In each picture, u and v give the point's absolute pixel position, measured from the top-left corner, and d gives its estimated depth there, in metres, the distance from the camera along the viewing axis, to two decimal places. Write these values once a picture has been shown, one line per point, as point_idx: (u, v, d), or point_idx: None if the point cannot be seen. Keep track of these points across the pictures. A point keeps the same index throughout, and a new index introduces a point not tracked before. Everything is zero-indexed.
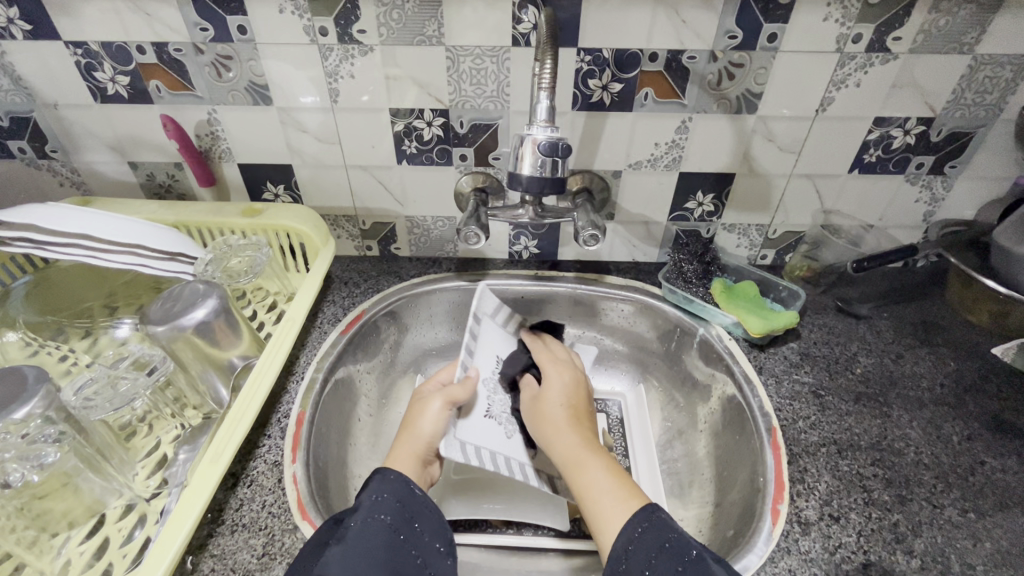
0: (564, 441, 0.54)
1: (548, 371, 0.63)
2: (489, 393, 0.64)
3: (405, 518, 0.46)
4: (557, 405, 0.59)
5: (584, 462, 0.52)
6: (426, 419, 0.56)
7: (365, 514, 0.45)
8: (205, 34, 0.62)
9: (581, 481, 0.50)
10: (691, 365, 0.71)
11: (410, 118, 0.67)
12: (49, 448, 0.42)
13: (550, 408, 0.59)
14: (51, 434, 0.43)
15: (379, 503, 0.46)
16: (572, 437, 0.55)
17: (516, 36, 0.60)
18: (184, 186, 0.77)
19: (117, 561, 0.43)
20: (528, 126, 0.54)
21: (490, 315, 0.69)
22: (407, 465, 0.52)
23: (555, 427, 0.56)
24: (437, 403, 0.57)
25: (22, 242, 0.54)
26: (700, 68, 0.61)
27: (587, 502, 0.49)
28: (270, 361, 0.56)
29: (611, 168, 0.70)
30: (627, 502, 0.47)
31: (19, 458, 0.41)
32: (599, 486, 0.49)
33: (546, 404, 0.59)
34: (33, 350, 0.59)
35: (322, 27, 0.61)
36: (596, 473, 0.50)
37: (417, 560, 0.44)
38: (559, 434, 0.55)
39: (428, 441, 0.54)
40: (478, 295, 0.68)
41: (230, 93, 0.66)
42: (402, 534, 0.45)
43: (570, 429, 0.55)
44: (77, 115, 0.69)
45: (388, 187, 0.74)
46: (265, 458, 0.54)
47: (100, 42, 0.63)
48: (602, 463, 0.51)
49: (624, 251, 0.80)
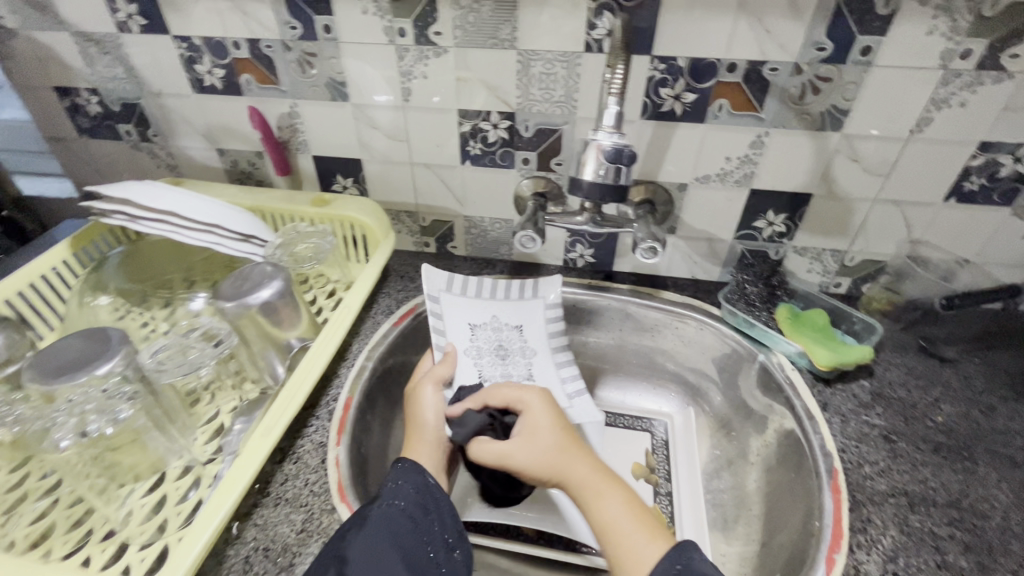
0: (576, 470, 0.48)
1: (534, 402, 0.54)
2: (474, 357, 0.67)
3: (420, 511, 0.46)
4: (557, 430, 0.52)
5: (598, 497, 0.47)
6: (426, 404, 0.56)
7: (387, 501, 0.45)
8: (294, 32, 0.66)
9: (602, 517, 0.46)
10: (748, 393, 0.68)
11: (476, 119, 0.68)
12: (123, 405, 0.46)
13: (545, 436, 0.51)
14: (126, 392, 0.47)
15: (398, 492, 0.46)
16: (581, 463, 0.49)
17: (589, 42, 0.60)
18: (262, 174, 0.82)
19: (172, 518, 0.45)
20: (594, 130, 0.53)
21: (448, 289, 0.70)
22: (423, 454, 0.53)
23: (560, 453, 0.49)
24: (428, 389, 0.57)
25: (119, 215, 0.59)
26: (782, 81, 0.58)
27: (610, 542, 0.44)
28: (325, 346, 0.58)
29: (677, 181, 0.68)
30: (654, 540, 0.43)
31: (97, 412, 0.45)
32: (624, 524, 0.44)
33: (540, 434, 0.51)
34: (121, 315, 0.64)
35: (401, 28, 0.63)
36: (615, 511, 0.45)
37: (427, 551, 0.44)
38: (570, 459, 0.49)
39: (435, 427, 0.54)
40: (427, 278, 0.69)
41: (311, 88, 0.70)
42: (422, 527, 0.45)
43: (576, 453, 0.50)
44: (177, 103, 0.76)
45: (449, 185, 0.76)
46: (312, 438, 0.56)
47: (202, 37, 0.68)
48: (619, 491, 0.47)
49: (684, 267, 0.77)
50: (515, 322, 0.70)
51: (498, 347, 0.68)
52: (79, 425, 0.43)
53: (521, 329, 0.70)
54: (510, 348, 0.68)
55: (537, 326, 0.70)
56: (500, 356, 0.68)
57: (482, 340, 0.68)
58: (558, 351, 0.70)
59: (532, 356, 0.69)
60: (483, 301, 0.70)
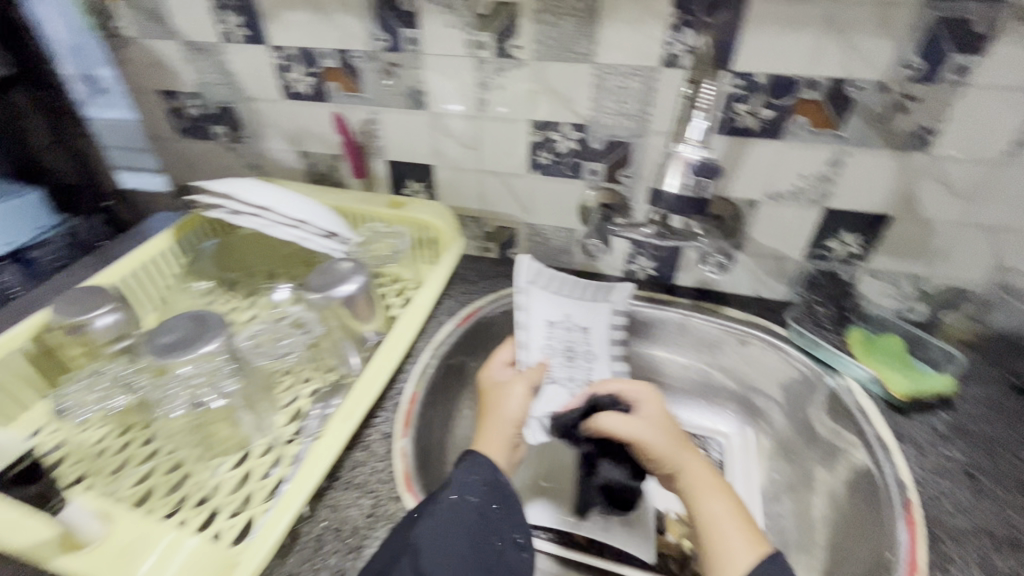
0: (689, 466, 0.52)
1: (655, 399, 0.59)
2: (546, 353, 0.69)
3: (486, 507, 0.47)
4: (674, 429, 0.56)
5: (705, 494, 0.49)
6: (513, 400, 0.58)
7: (456, 495, 0.47)
8: (381, 45, 0.70)
9: (706, 512, 0.48)
10: (814, 416, 0.66)
11: (548, 130, 0.70)
12: (228, 380, 0.50)
13: (663, 430, 0.55)
14: (228, 370, 0.51)
15: (468, 487, 0.48)
16: (695, 462, 0.52)
17: (667, 57, 0.60)
18: (339, 176, 0.87)
19: (256, 492, 0.48)
20: (677, 142, 0.54)
21: (533, 282, 0.72)
22: (500, 450, 0.53)
23: (675, 448, 0.53)
24: (519, 388, 0.59)
25: (221, 208, 0.65)
26: (867, 99, 0.57)
27: (710, 536, 0.46)
28: (397, 342, 0.61)
29: (747, 197, 0.68)
30: (755, 540, 0.45)
31: (208, 385, 0.50)
32: (726, 523, 0.46)
33: (658, 427, 0.55)
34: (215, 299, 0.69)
35: (482, 41, 0.65)
36: (719, 508, 0.48)
37: (497, 547, 0.45)
38: (685, 455, 0.52)
39: (516, 426, 0.56)
40: (518, 269, 0.71)
41: (393, 96, 0.74)
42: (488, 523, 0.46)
43: (692, 453, 0.53)
44: (268, 108, 0.82)
45: (516, 193, 0.78)
46: (379, 429, 0.58)
47: (296, 48, 0.73)
48: (728, 494, 0.50)
49: (748, 284, 0.76)
50: (583, 325, 0.71)
51: (565, 349, 0.69)
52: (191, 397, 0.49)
53: (587, 333, 0.71)
54: (576, 351, 0.70)
55: (601, 333, 0.71)
56: (567, 358, 0.69)
57: (554, 341, 0.69)
58: (617, 360, 0.70)
59: (594, 362, 0.70)
60: (560, 300, 0.71)
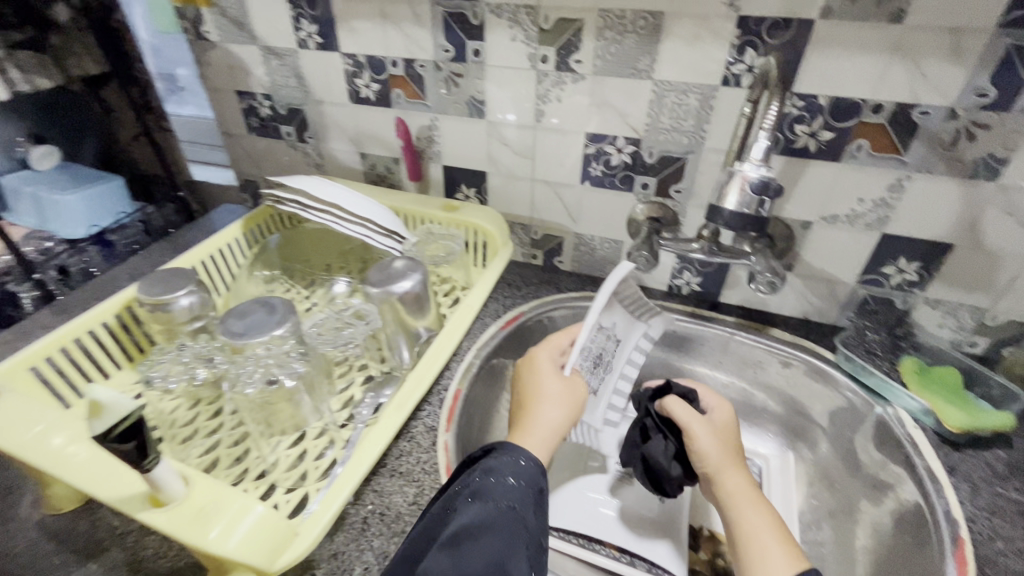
0: (734, 476, 0.54)
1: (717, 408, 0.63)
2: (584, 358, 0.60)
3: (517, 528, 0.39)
4: (727, 442, 0.59)
5: (746, 505, 0.51)
6: (569, 405, 0.55)
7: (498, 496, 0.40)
8: (447, 55, 0.73)
9: (747, 519, 0.50)
10: (859, 445, 0.65)
11: (602, 143, 0.72)
12: (298, 362, 0.53)
13: (717, 437, 0.58)
14: (296, 353, 0.55)
15: (508, 490, 0.41)
16: (741, 475, 0.54)
17: (728, 76, 0.61)
18: (395, 178, 0.91)
19: (311, 470, 0.51)
20: (739, 162, 0.55)
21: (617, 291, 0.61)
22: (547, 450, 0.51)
23: (725, 457, 0.56)
24: (583, 391, 0.57)
25: (292, 203, 0.68)
26: (933, 125, 0.56)
27: (747, 543, 0.48)
28: (447, 339, 0.63)
29: (800, 218, 0.67)
30: (790, 551, 0.46)
31: (279, 365, 0.52)
32: (766, 534, 0.48)
33: (714, 431, 0.59)
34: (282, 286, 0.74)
35: (544, 55, 0.68)
36: (760, 520, 0.49)
37: None
38: (731, 466, 0.55)
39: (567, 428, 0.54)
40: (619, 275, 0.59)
41: (453, 104, 0.77)
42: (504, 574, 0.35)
43: (739, 467, 0.55)
44: (334, 111, 0.86)
45: (566, 203, 0.80)
46: (424, 421, 0.60)
47: (366, 55, 0.78)
48: (769, 508, 0.51)
49: (796, 306, 0.75)
50: (618, 334, 0.66)
51: (599, 355, 0.63)
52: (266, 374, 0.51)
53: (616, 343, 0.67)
54: (603, 359, 0.64)
55: (624, 347, 0.68)
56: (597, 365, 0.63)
57: (597, 344, 0.62)
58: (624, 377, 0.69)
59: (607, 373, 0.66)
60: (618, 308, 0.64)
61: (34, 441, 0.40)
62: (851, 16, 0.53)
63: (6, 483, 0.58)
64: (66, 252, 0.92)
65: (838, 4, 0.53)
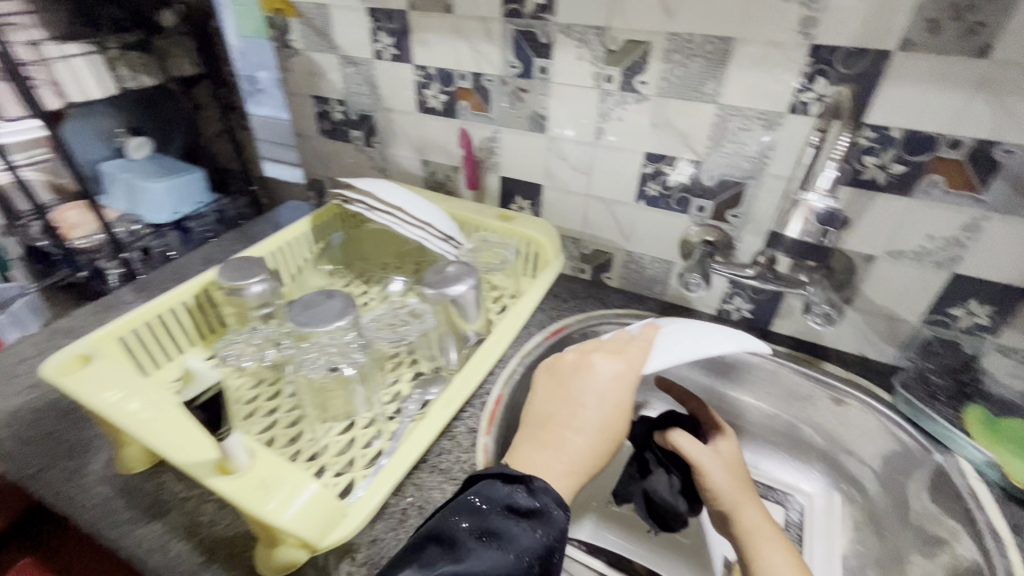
0: (750, 512, 0.54)
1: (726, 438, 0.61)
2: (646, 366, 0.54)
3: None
4: (740, 476, 0.58)
5: (763, 544, 0.52)
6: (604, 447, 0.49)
7: (520, 550, 0.38)
8: (514, 71, 0.76)
9: (764, 560, 0.50)
10: (914, 494, 0.62)
11: (660, 163, 0.72)
12: (358, 353, 0.56)
13: (729, 471, 0.57)
14: (356, 344, 0.58)
15: (532, 545, 0.39)
16: (756, 511, 0.54)
17: (795, 103, 0.61)
18: (454, 185, 0.94)
19: (359, 457, 0.54)
20: (804, 189, 0.54)
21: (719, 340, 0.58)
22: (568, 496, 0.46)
23: (740, 493, 0.55)
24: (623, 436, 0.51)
25: (359, 203, 0.71)
26: (1017, 165, 0.53)
27: None
28: (497, 344, 0.65)
29: (863, 251, 0.66)
30: None
31: (341, 354, 0.55)
32: None
33: (725, 466, 0.58)
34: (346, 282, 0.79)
35: (609, 74, 0.69)
36: (779, 560, 0.50)
37: None
38: (746, 501, 0.55)
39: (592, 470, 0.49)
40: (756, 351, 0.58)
41: (516, 118, 0.80)
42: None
43: (754, 502, 0.55)
44: (402, 119, 0.91)
45: (619, 220, 0.80)
46: (467, 423, 0.62)
47: (437, 68, 0.81)
48: (786, 549, 0.51)
49: (853, 341, 0.73)
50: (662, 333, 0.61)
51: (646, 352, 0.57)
52: (330, 362, 0.54)
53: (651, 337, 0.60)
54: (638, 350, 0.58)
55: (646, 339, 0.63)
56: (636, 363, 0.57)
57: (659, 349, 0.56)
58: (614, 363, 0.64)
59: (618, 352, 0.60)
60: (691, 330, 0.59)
61: (113, 407, 0.47)
62: (931, 49, 0.52)
63: (87, 439, 0.63)
64: (150, 235, 1.00)
65: (919, 36, 0.52)
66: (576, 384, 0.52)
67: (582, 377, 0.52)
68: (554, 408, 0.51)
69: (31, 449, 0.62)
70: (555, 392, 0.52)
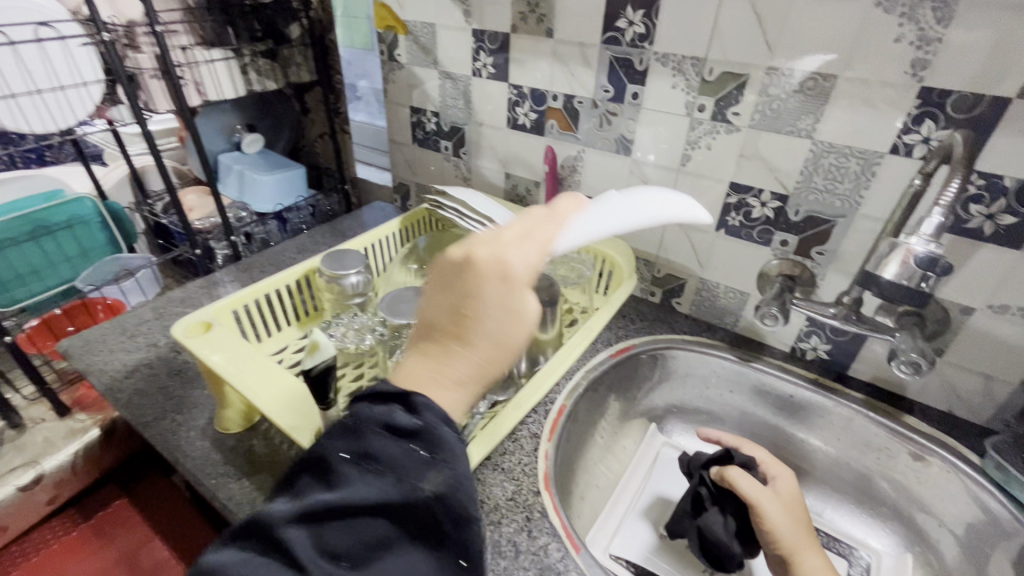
0: (811, 556, 0.54)
1: (785, 482, 0.62)
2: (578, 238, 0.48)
3: (421, 518, 0.33)
4: (802, 520, 0.58)
5: None
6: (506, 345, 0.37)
7: (403, 472, 0.34)
8: (606, 95, 0.79)
9: None
10: (999, 568, 0.58)
11: (745, 194, 0.72)
12: None
13: (790, 515, 0.58)
14: None
15: (419, 465, 0.34)
16: (817, 556, 0.55)
17: (897, 144, 0.59)
18: (532, 199, 0.98)
19: None
20: (905, 234, 0.53)
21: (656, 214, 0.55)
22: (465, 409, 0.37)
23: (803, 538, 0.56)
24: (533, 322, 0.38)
25: (450, 208, 0.77)
26: None
27: None
28: (566, 356, 0.67)
29: (960, 303, 0.62)
30: None
31: None
32: None
33: (786, 509, 0.58)
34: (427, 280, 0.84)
35: (702, 104, 0.70)
36: None
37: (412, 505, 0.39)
38: (808, 546, 0.55)
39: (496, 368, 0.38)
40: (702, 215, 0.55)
41: (603, 139, 0.82)
42: (388, 556, 0.32)
43: (815, 548, 0.56)
44: (490, 133, 0.96)
45: (696, 247, 0.81)
46: (530, 428, 0.65)
47: (531, 88, 0.86)
48: None
49: (940, 396, 0.69)
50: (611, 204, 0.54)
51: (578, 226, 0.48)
52: None
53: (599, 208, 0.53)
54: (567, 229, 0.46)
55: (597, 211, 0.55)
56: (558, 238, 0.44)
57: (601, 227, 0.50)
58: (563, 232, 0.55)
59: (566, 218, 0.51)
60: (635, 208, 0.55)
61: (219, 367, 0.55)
62: None
63: (194, 398, 0.71)
64: (254, 222, 1.11)
65: None
66: (462, 283, 0.37)
67: (470, 272, 0.37)
68: (437, 315, 0.38)
69: (148, 400, 0.71)
70: (439, 296, 0.38)
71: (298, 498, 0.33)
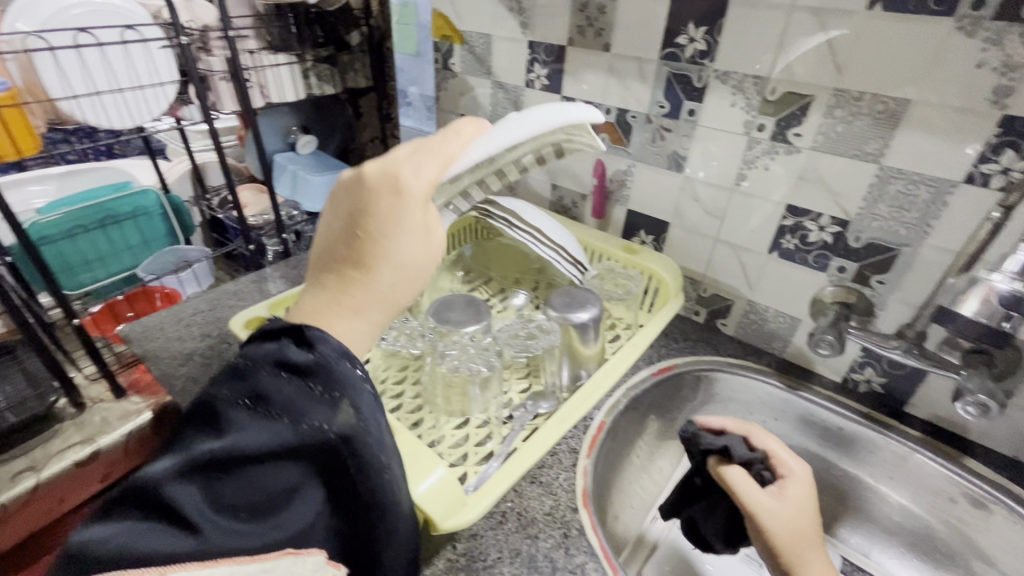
0: (811, 560, 0.52)
1: (794, 479, 0.56)
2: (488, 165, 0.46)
3: (318, 455, 0.34)
4: (808, 522, 0.54)
5: None
6: (402, 272, 0.39)
7: (299, 413, 0.34)
8: (661, 111, 0.78)
9: None
10: None
11: (803, 218, 0.70)
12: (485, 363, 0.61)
13: (797, 519, 0.53)
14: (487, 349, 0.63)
15: (313, 405, 0.34)
16: (818, 556, 0.53)
17: (973, 173, 0.57)
18: (578, 212, 0.98)
19: (472, 453, 0.58)
20: (987, 269, 0.51)
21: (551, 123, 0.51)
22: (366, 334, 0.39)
23: (807, 543, 0.53)
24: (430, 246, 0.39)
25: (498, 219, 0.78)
26: None
27: None
28: (610, 372, 0.66)
29: None
30: None
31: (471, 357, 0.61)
32: None
33: (789, 515, 0.53)
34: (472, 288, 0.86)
35: (761, 123, 0.69)
36: None
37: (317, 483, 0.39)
38: (810, 550, 0.53)
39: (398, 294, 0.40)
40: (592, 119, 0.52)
41: (654, 155, 0.82)
42: (292, 500, 0.33)
43: (817, 550, 0.53)
44: None
45: (746, 268, 0.79)
46: (570, 443, 0.64)
47: (584, 101, 0.86)
48: None
49: (1006, 441, 0.65)
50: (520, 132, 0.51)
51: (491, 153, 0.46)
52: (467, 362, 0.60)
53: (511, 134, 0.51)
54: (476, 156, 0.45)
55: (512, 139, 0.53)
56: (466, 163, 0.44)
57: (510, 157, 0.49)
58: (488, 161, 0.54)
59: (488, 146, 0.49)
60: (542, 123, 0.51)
61: None
62: None
63: None
64: (305, 221, 1.14)
65: None
66: (347, 208, 0.38)
67: (354, 198, 0.38)
68: (335, 240, 0.39)
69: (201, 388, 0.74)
70: (334, 220, 0.39)
71: (181, 452, 0.32)
